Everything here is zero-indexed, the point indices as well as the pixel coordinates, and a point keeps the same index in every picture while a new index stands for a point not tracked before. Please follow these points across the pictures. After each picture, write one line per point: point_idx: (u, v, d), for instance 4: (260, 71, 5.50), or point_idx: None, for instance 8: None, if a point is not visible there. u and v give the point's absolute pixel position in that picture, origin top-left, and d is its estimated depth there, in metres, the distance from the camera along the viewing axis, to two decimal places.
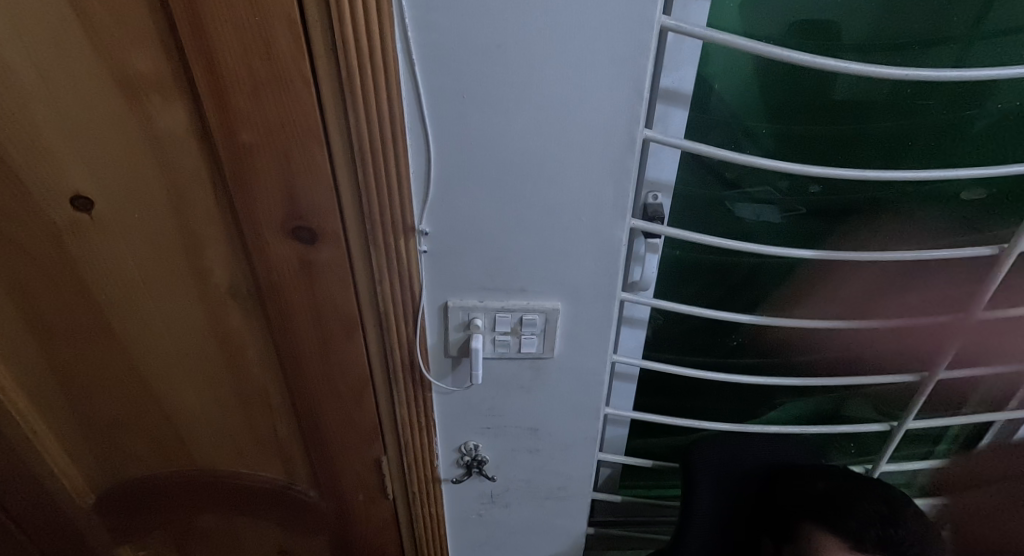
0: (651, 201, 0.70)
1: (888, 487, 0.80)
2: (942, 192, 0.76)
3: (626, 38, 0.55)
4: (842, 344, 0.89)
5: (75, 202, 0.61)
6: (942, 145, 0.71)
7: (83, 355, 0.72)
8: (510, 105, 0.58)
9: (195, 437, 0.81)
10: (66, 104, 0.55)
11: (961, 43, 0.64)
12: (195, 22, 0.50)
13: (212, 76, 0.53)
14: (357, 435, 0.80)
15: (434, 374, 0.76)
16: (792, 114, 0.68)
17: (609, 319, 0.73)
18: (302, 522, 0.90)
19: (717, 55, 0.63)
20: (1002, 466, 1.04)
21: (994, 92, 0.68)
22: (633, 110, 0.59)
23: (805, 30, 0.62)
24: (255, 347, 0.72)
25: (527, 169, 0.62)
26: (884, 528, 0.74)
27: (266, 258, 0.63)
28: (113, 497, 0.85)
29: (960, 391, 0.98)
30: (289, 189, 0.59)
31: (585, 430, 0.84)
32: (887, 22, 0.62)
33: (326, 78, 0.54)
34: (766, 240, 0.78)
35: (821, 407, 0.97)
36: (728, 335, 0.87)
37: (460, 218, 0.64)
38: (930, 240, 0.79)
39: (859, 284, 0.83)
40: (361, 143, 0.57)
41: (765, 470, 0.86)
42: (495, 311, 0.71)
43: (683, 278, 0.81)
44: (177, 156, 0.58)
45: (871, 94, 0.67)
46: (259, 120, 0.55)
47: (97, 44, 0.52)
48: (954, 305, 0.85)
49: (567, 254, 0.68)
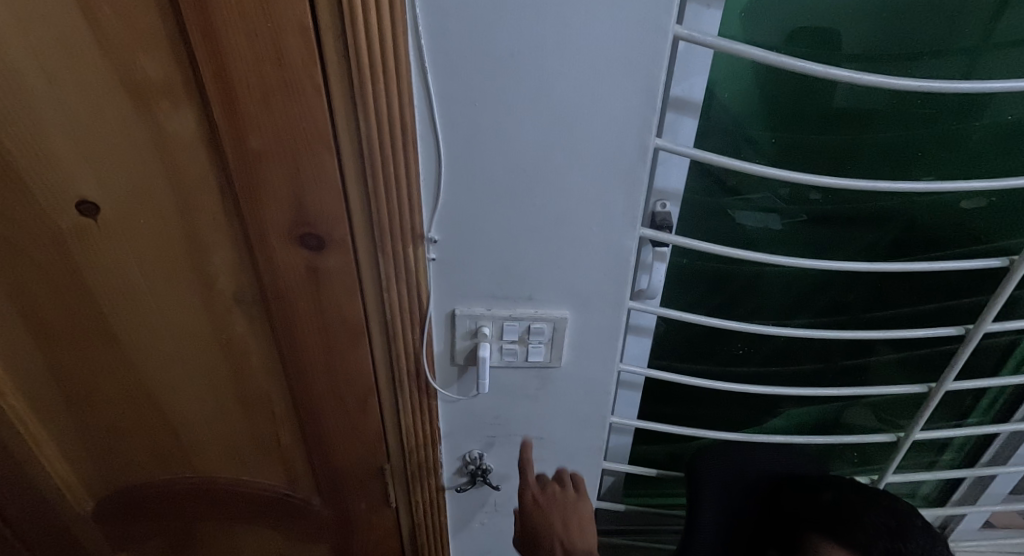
0: (659, 209, 0.69)
1: (895, 500, 0.79)
2: (948, 203, 0.76)
3: (640, 46, 0.54)
4: (847, 353, 0.89)
5: (79, 207, 0.60)
6: (950, 155, 0.71)
7: (84, 360, 0.71)
8: (521, 113, 0.57)
9: (195, 443, 0.80)
10: (72, 108, 0.54)
11: (972, 54, 0.63)
12: (205, 26, 0.49)
13: (223, 82, 0.52)
14: (361, 443, 0.79)
15: (440, 383, 0.76)
16: (799, 123, 0.68)
17: (617, 328, 0.73)
18: (302, 529, 0.89)
19: (726, 64, 0.63)
20: (1007, 477, 1.04)
21: (1002, 104, 0.68)
22: (645, 120, 0.58)
23: (817, 40, 0.62)
24: (259, 353, 0.71)
25: (536, 177, 0.61)
26: (892, 540, 0.73)
27: (273, 266, 0.63)
28: (110, 504, 0.84)
29: (964, 401, 0.98)
30: (297, 196, 0.58)
31: (591, 438, 0.84)
32: (897, 33, 0.62)
33: (337, 84, 0.53)
34: (772, 249, 0.77)
35: (824, 415, 0.97)
36: (732, 343, 0.86)
37: (468, 226, 0.64)
38: (938, 251, 0.79)
39: (865, 294, 0.83)
40: (371, 150, 0.56)
41: (770, 480, 0.86)
42: (503, 320, 0.71)
43: (688, 285, 0.80)
44: (184, 160, 0.58)
45: (878, 105, 0.67)
46: (269, 127, 0.55)
47: (106, 47, 0.52)
48: (961, 316, 0.85)
49: (576, 263, 0.67)
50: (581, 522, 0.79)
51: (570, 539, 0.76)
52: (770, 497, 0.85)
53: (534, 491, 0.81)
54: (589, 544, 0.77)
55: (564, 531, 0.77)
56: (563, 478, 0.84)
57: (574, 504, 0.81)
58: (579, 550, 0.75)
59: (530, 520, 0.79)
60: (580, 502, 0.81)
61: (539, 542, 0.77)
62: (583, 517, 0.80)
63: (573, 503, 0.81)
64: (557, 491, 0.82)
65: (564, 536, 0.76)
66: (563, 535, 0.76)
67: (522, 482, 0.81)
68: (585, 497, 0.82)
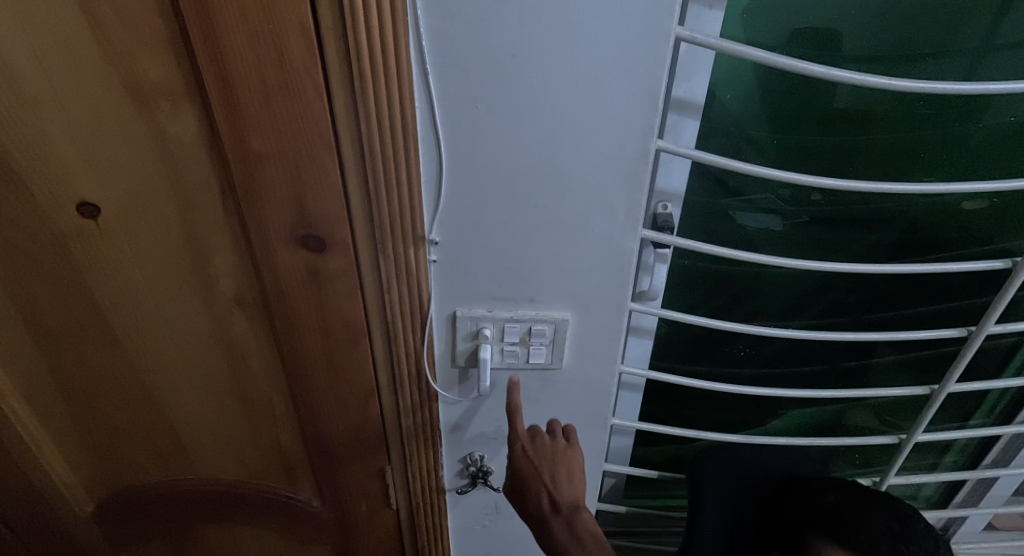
0: (661, 211, 0.69)
1: (897, 501, 0.79)
2: (950, 204, 0.76)
3: (642, 48, 0.54)
4: (849, 355, 0.88)
5: (80, 208, 0.60)
6: (952, 157, 0.71)
7: (85, 362, 0.71)
8: (523, 115, 0.57)
9: (196, 445, 0.80)
10: (73, 110, 0.54)
11: (974, 55, 0.63)
12: (206, 27, 0.49)
13: (224, 83, 0.52)
14: (362, 445, 0.79)
15: (441, 385, 0.76)
16: (801, 125, 0.67)
17: (618, 329, 0.73)
18: (303, 531, 0.89)
19: (728, 65, 0.62)
20: (1009, 479, 1.04)
21: (1003, 106, 0.68)
22: (646, 121, 0.58)
23: (819, 41, 0.61)
24: (260, 355, 0.71)
25: (537, 178, 0.61)
26: (895, 542, 0.73)
27: (274, 267, 0.62)
28: (111, 506, 0.83)
29: (966, 403, 0.98)
30: (298, 197, 0.58)
31: (592, 440, 0.84)
32: (899, 35, 0.62)
33: (338, 85, 0.53)
34: (774, 251, 0.77)
35: (826, 417, 0.97)
36: (734, 345, 0.86)
37: (469, 228, 0.64)
38: (940, 252, 0.79)
39: (867, 295, 0.83)
40: (372, 151, 0.56)
41: (772, 482, 0.86)
42: (504, 321, 0.71)
43: (689, 287, 0.80)
44: (185, 161, 0.58)
45: (880, 106, 0.67)
46: (270, 128, 0.54)
47: (107, 49, 0.52)
48: (964, 318, 0.84)
49: (578, 264, 0.67)
50: (570, 470, 0.73)
51: (558, 492, 0.72)
52: (774, 498, 0.85)
53: (525, 443, 0.73)
54: (576, 495, 0.73)
55: (551, 481, 0.72)
56: (553, 427, 0.76)
57: (565, 453, 0.74)
58: (566, 504, 0.71)
59: (516, 467, 0.73)
60: (572, 450, 0.74)
61: (526, 490, 0.72)
62: (573, 465, 0.74)
63: (565, 452, 0.74)
64: (547, 439, 0.75)
65: (551, 488, 0.72)
66: (551, 488, 0.72)
67: (511, 431, 0.73)
68: (576, 444, 0.75)
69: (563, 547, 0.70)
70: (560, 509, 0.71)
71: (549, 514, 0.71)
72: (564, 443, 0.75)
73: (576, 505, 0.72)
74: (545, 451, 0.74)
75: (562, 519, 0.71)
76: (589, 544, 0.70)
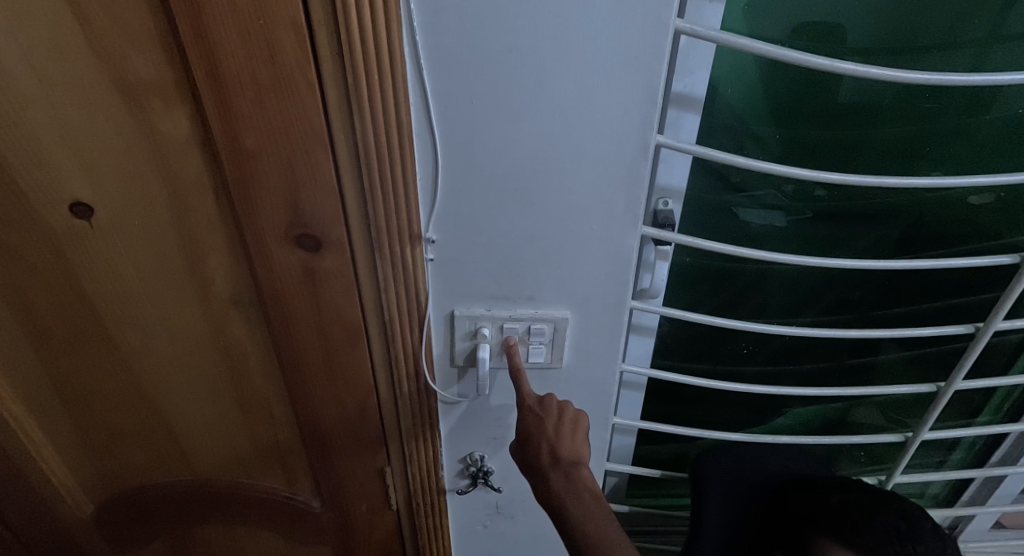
0: (661, 207, 0.68)
1: (904, 501, 0.77)
2: (956, 199, 0.74)
3: (642, 43, 0.53)
4: (852, 353, 0.87)
5: (74, 209, 0.59)
6: (958, 150, 0.70)
7: (81, 365, 0.70)
8: (519, 112, 0.56)
9: (195, 446, 0.79)
10: (63, 108, 0.54)
11: (980, 46, 0.62)
12: (196, 24, 0.48)
13: (215, 79, 0.51)
14: (360, 443, 0.78)
15: (439, 384, 0.75)
16: (804, 119, 0.66)
17: (619, 328, 0.72)
18: (303, 532, 0.88)
19: (728, 59, 0.61)
20: (1018, 478, 1.02)
21: (1012, 97, 0.66)
22: (646, 117, 0.57)
23: (820, 33, 0.60)
24: (257, 356, 0.71)
25: (536, 177, 0.60)
26: (902, 544, 0.72)
27: (269, 266, 0.62)
28: (110, 508, 0.83)
29: (973, 400, 0.96)
30: (292, 195, 0.57)
31: (594, 439, 0.83)
32: (903, 26, 0.60)
33: (331, 81, 0.52)
34: (777, 248, 0.76)
35: (831, 415, 0.96)
36: (736, 343, 0.85)
37: (467, 225, 0.63)
38: (947, 247, 0.77)
39: (871, 292, 0.82)
40: (367, 149, 0.55)
41: (776, 481, 0.84)
42: (503, 320, 0.70)
43: (690, 284, 0.79)
44: (178, 160, 0.57)
45: (881, 99, 0.65)
46: (262, 126, 0.54)
47: (97, 46, 0.51)
48: (970, 314, 0.83)
49: (577, 262, 0.66)
50: (577, 428, 0.69)
51: (559, 442, 0.68)
52: (780, 497, 0.84)
53: (530, 402, 0.69)
54: (580, 451, 0.68)
55: (553, 435, 0.68)
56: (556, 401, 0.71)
57: (570, 414, 0.70)
58: (560, 463, 0.67)
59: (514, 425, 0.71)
60: (581, 413, 0.71)
61: (528, 441, 0.69)
62: (579, 426, 0.70)
63: (571, 413, 0.70)
64: (556, 402, 0.71)
65: (553, 440, 0.68)
66: (552, 439, 0.68)
67: (517, 393, 0.69)
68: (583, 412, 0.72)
69: (554, 506, 0.66)
70: (560, 461, 0.67)
71: (548, 466, 0.67)
72: (574, 408, 0.72)
73: (577, 460, 0.67)
74: (552, 412, 0.70)
75: (553, 477, 0.66)
76: (586, 497, 0.65)
